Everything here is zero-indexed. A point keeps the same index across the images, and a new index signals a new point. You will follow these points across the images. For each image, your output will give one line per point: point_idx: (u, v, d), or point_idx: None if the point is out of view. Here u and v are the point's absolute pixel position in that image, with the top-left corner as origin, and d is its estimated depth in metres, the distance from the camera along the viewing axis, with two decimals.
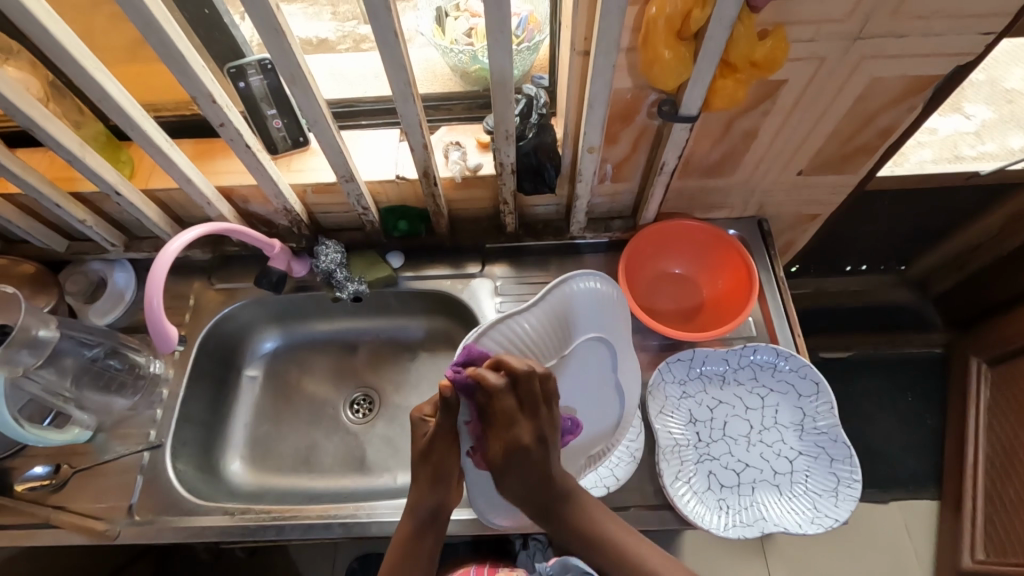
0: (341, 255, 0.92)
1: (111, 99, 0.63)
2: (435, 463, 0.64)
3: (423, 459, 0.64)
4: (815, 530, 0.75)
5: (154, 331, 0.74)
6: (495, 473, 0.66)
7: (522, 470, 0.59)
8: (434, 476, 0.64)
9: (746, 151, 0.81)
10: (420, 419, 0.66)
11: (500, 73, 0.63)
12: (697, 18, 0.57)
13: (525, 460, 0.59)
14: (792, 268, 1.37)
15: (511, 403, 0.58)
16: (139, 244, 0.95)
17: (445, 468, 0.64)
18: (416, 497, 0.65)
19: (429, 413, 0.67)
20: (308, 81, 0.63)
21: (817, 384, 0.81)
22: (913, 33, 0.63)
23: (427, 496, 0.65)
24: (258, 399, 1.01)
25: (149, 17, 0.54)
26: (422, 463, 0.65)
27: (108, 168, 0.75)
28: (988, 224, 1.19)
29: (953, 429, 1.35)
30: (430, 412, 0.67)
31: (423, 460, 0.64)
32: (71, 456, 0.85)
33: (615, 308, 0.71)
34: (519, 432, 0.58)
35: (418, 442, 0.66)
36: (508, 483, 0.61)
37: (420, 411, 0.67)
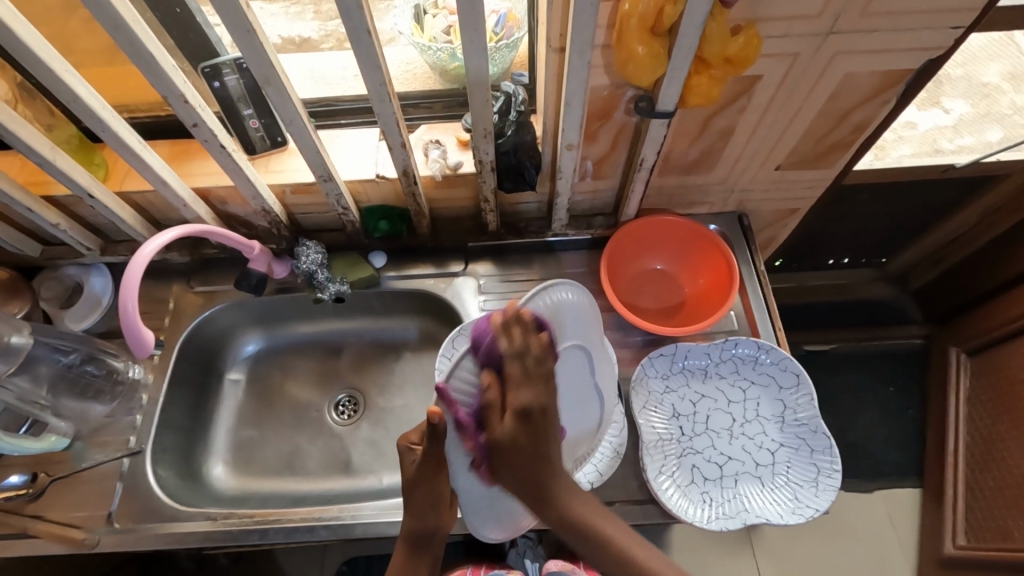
0: (322, 255, 0.91)
1: (81, 100, 0.62)
2: (429, 490, 0.63)
3: (417, 485, 0.63)
4: (796, 521, 0.76)
5: (129, 337, 0.73)
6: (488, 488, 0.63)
7: (541, 428, 0.58)
8: (426, 504, 0.64)
9: (724, 148, 0.82)
10: (408, 448, 0.64)
11: (476, 73, 0.63)
12: (670, 14, 0.57)
13: (535, 432, 0.57)
14: (776, 263, 1.39)
15: (520, 368, 0.56)
16: (116, 248, 0.94)
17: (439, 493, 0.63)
18: (411, 525, 0.65)
19: (416, 441, 0.65)
20: (281, 80, 0.62)
21: (798, 376, 0.82)
22: (882, 29, 0.64)
23: (419, 520, 0.65)
24: (240, 403, 1.00)
25: (115, 17, 0.52)
26: (411, 491, 0.64)
27: (80, 171, 0.73)
28: (964, 217, 1.22)
29: (933, 418, 1.37)
30: (417, 440, 0.65)
31: (413, 487, 0.63)
32: (48, 465, 0.83)
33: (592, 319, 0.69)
34: (524, 396, 0.56)
35: (407, 471, 0.64)
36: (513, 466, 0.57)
37: (407, 439, 0.65)
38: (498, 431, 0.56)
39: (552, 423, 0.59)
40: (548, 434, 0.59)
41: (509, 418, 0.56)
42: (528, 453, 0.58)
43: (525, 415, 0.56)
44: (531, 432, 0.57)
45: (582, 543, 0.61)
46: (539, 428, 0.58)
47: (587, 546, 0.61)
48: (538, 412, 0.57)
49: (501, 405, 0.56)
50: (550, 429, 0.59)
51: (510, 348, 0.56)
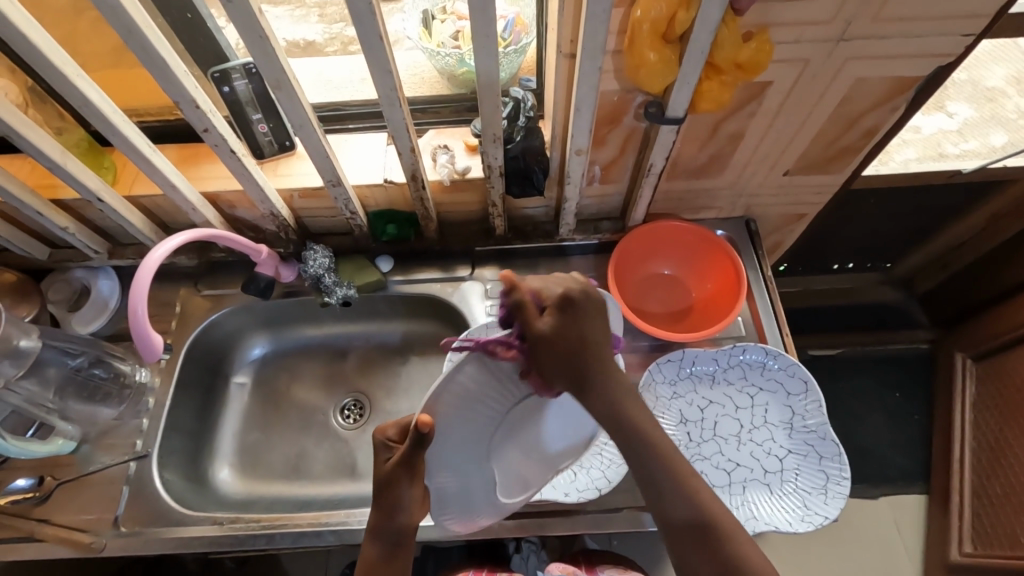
0: (329, 259, 0.91)
1: (92, 104, 0.62)
2: (397, 492, 0.61)
3: (390, 486, 0.61)
4: (805, 528, 0.76)
5: (138, 340, 0.73)
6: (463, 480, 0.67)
7: (584, 314, 0.60)
8: (394, 505, 0.62)
9: (732, 153, 0.82)
10: (384, 444, 0.63)
11: (486, 79, 0.63)
12: (681, 21, 0.57)
13: (576, 328, 0.59)
14: (781, 267, 1.39)
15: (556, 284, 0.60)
16: (124, 251, 0.94)
17: (407, 498, 0.62)
18: (378, 522, 0.64)
19: (394, 436, 0.64)
20: (293, 85, 0.62)
21: (806, 382, 0.82)
22: (892, 35, 0.64)
23: (386, 521, 0.63)
24: (246, 406, 0.99)
25: (129, 22, 0.53)
26: (380, 491, 0.62)
27: (89, 174, 0.73)
28: (970, 222, 1.22)
29: (939, 424, 1.36)
30: (395, 437, 0.64)
31: (382, 487, 0.62)
32: (54, 468, 0.83)
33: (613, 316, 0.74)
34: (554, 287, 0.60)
35: (380, 467, 0.63)
36: (559, 360, 0.58)
37: (384, 435, 0.64)
38: (536, 323, 0.58)
39: (592, 325, 0.60)
40: (591, 323, 0.60)
41: (547, 314, 0.58)
42: (576, 338, 0.59)
43: (563, 301, 0.59)
44: (571, 326, 0.59)
45: (683, 531, 0.61)
46: (579, 328, 0.59)
47: (689, 534, 0.61)
48: (578, 299, 0.59)
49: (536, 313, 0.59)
50: (594, 319, 0.60)
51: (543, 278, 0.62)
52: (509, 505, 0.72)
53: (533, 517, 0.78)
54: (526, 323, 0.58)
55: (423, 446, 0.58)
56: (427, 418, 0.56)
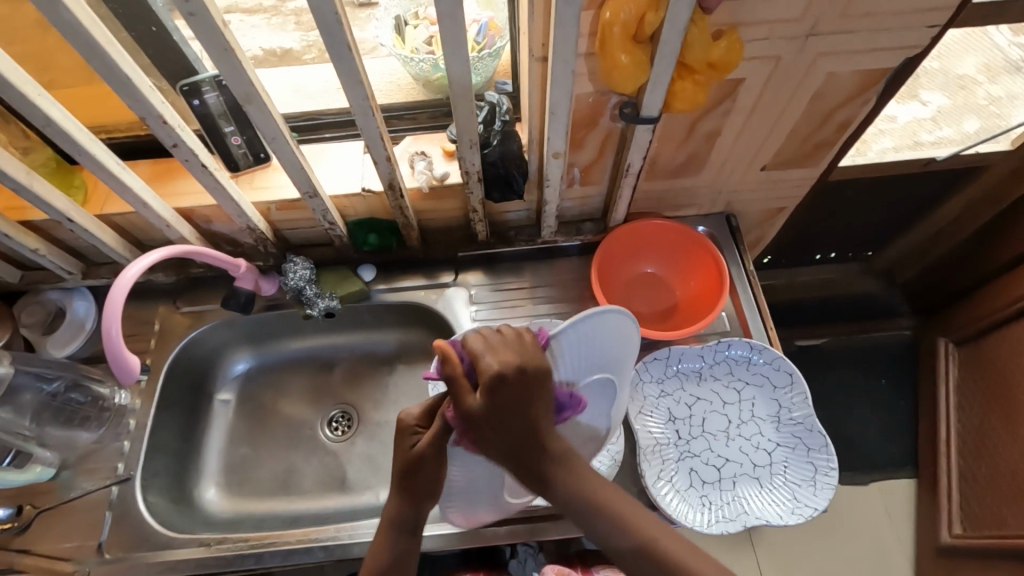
0: (309, 271, 0.90)
1: (55, 123, 0.60)
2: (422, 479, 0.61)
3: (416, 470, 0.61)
4: (796, 521, 0.77)
5: (114, 363, 0.72)
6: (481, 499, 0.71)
7: (520, 392, 0.56)
8: (418, 492, 0.63)
9: (710, 150, 0.82)
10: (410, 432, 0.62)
11: (459, 83, 0.63)
12: (651, 22, 0.57)
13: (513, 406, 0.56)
14: (765, 260, 1.40)
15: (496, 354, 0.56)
16: (98, 270, 0.92)
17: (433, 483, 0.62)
18: (395, 511, 0.64)
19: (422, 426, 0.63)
20: (262, 98, 0.61)
21: (791, 375, 0.82)
22: (860, 29, 0.64)
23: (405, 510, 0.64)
24: (231, 424, 0.98)
25: (88, 40, 0.51)
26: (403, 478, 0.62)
27: (58, 195, 0.72)
28: (946, 208, 1.24)
29: (925, 409, 1.38)
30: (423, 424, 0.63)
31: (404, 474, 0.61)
32: (33, 497, 0.81)
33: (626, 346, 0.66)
34: (494, 359, 0.55)
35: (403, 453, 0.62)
36: (496, 432, 0.57)
37: (408, 418, 0.62)
38: (465, 400, 0.55)
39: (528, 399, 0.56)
40: (539, 400, 0.57)
41: (480, 394, 0.55)
42: (519, 414, 0.57)
43: (493, 381, 0.54)
44: (503, 405, 0.55)
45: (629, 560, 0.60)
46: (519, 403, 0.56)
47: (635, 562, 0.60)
48: (512, 378, 0.55)
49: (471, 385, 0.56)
50: (541, 394, 0.57)
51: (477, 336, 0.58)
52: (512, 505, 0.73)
53: (524, 523, 0.78)
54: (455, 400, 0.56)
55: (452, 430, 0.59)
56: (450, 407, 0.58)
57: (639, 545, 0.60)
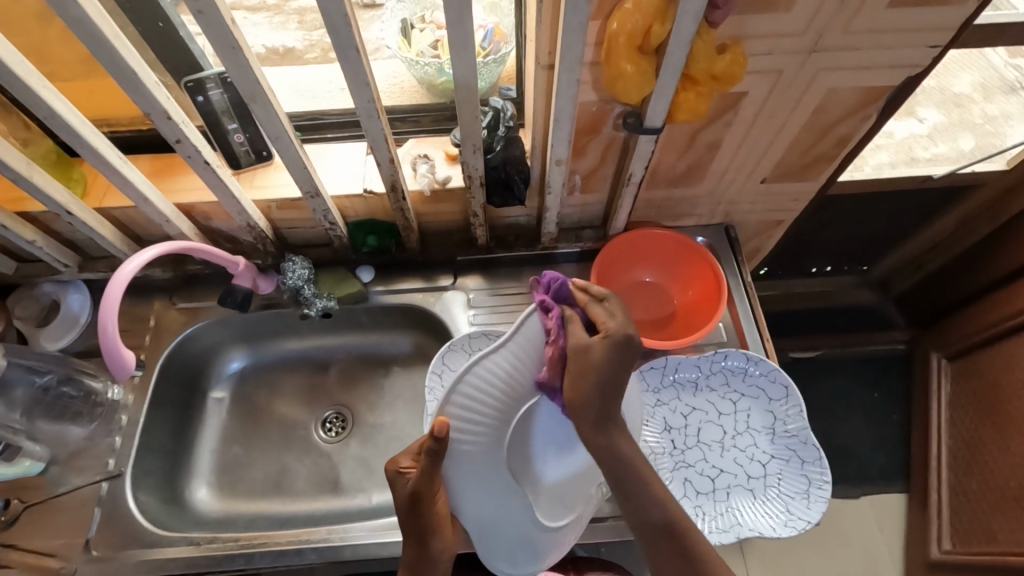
0: (308, 271, 0.90)
1: (58, 116, 0.60)
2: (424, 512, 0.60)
3: (414, 511, 0.60)
4: (789, 533, 0.77)
5: (109, 357, 0.71)
6: (501, 526, 0.68)
7: (625, 358, 0.62)
8: (427, 529, 0.61)
9: (711, 161, 0.83)
10: (398, 473, 0.62)
11: (465, 88, 0.63)
12: (657, 33, 0.57)
13: (622, 358, 0.62)
14: (761, 271, 1.40)
15: (598, 304, 0.65)
16: (95, 264, 0.91)
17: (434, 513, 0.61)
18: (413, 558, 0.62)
19: (407, 464, 0.63)
20: (267, 96, 0.61)
21: (787, 387, 0.83)
22: (862, 46, 0.65)
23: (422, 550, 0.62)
24: (224, 422, 0.97)
25: (95, 32, 0.51)
26: (407, 516, 0.61)
27: (58, 188, 0.71)
28: (940, 225, 1.25)
29: (917, 423, 1.39)
30: (407, 463, 0.63)
31: (408, 514, 0.61)
32: (21, 491, 0.81)
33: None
34: (613, 320, 0.63)
35: (400, 496, 0.62)
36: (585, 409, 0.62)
37: (396, 464, 0.63)
38: (582, 338, 0.62)
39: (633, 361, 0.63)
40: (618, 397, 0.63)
41: (598, 337, 0.62)
42: (609, 393, 0.62)
43: (617, 337, 0.62)
44: (614, 355, 0.62)
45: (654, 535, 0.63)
46: (621, 360, 0.62)
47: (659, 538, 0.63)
48: (626, 337, 0.62)
49: (585, 330, 0.63)
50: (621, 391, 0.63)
51: (576, 287, 0.66)
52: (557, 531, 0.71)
53: None
54: (573, 334, 0.62)
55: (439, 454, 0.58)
56: (443, 421, 0.56)
57: (668, 522, 0.63)
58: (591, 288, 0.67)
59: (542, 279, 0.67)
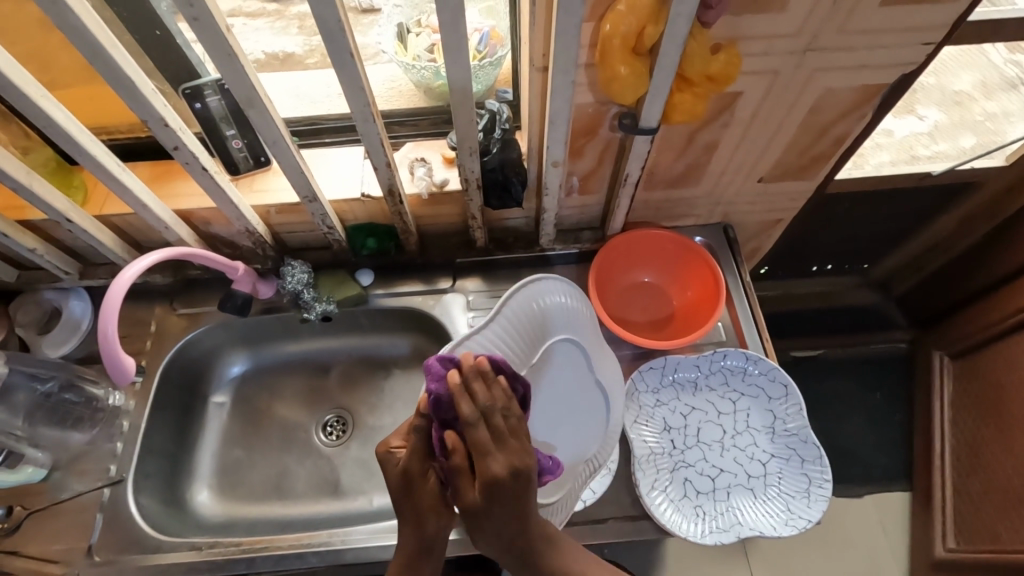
0: (307, 275, 0.90)
1: (57, 124, 0.60)
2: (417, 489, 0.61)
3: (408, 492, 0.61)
4: (789, 532, 0.77)
5: (109, 363, 0.72)
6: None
7: (518, 497, 0.57)
8: (421, 508, 0.61)
9: (707, 161, 0.83)
10: (388, 453, 0.63)
11: (460, 92, 0.63)
12: (651, 34, 0.58)
13: (509, 498, 0.57)
14: (762, 270, 1.40)
15: (486, 431, 0.56)
16: (95, 270, 0.92)
17: (428, 492, 0.61)
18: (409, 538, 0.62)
19: (397, 445, 0.64)
20: (264, 103, 0.61)
21: (786, 386, 0.83)
22: (857, 45, 0.65)
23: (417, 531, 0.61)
24: (226, 426, 0.97)
25: (93, 41, 0.52)
26: (400, 497, 0.61)
27: (57, 195, 0.72)
28: (940, 223, 1.25)
29: (920, 422, 1.39)
30: (398, 444, 0.64)
31: (401, 492, 0.61)
32: (24, 497, 0.81)
33: (584, 318, 0.78)
34: (497, 462, 0.56)
35: (391, 476, 0.62)
36: (486, 524, 0.58)
37: (387, 444, 0.64)
38: (469, 496, 0.56)
39: (528, 485, 0.58)
40: (524, 505, 0.58)
41: (479, 487, 0.56)
42: (503, 509, 0.58)
43: (495, 486, 0.56)
44: (500, 496, 0.56)
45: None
46: (515, 494, 0.57)
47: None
48: (509, 484, 0.56)
49: (471, 477, 0.57)
50: (526, 500, 0.58)
51: (467, 404, 0.56)
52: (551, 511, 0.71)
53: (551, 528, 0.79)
54: (459, 491, 0.57)
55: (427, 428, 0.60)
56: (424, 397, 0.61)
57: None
58: (477, 399, 0.57)
59: (429, 378, 0.58)
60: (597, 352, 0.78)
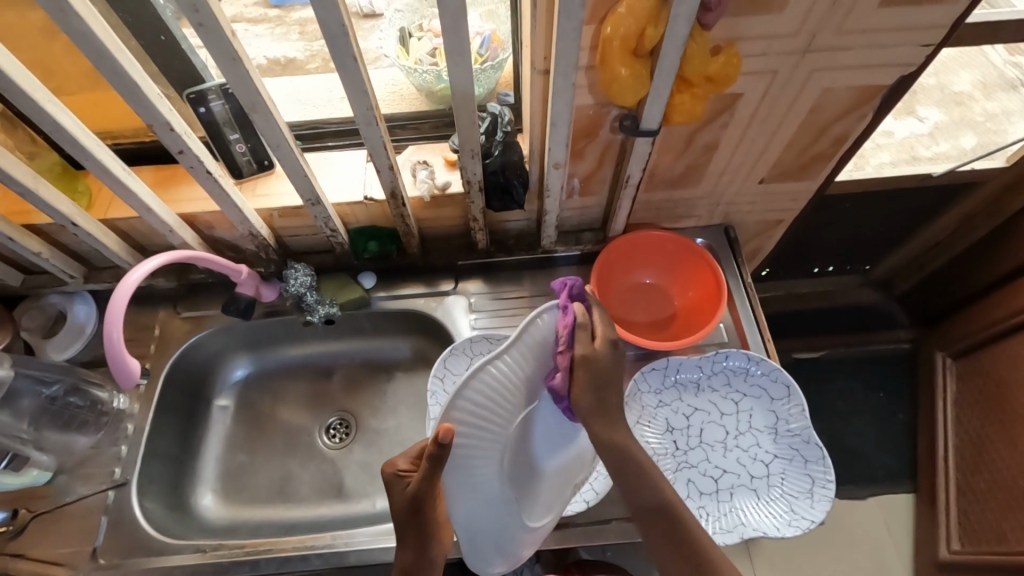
0: (310, 277, 0.90)
1: (63, 129, 0.61)
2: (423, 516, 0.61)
3: (416, 512, 0.61)
4: (793, 533, 0.77)
5: (114, 366, 0.72)
6: (485, 530, 0.66)
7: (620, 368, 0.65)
8: (422, 531, 0.63)
9: (707, 163, 0.83)
10: (396, 476, 0.62)
11: (462, 95, 0.64)
12: (651, 37, 0.58)
13: (620, 364, 0.65)
14: (763, 272, 1.40)
15: (606, 310, 0.67)
16: (100, 275, 0.92)
17: (431, 520, 0.62)
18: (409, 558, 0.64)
19: (404, 467, 0.63)
20: (268, 107, 0.62)
21: (789, 387, 0.83)
22: (855, 46, 0.65)
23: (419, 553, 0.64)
24: (229, 429, 0.98)
25: (100, 47, 0.52)
26: (404, 521, 0.62)
27: (63, 200, 0.72)
28: (942, 223, 1.25)
29: (923, 422, 1.38)
30: (406, 467, 0.63)
31: (405, 517, 0.61)
32: (29, 501, 0.81)
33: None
34: (611, 328, 0.65)
35: (397, 499, 0.62)
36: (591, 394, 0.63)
37: (395, 466, 0.63)
38: (589, 350, 0.63)
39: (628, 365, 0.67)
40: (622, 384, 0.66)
41: (600, 344, 0.64)
42: (614, 382, 0.64)
43: (614, 346, 0.64)
44: (614, 361, 0.64)
45: (649, 516, 0.64)
46: (617, 365, 0.65)
47: (654, 519, 0.65)
48: (623, 349, 0.65)
49: (590, 336, 0.64)
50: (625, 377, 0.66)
51: (594, 288, 0.68)
52: (541, 529, 0.73)
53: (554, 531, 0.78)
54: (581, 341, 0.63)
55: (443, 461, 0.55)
56: (447, 427, 0.53)
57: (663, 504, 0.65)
58: (602, 287, 0.68)
59: (562, 278, 0.67)
60: None
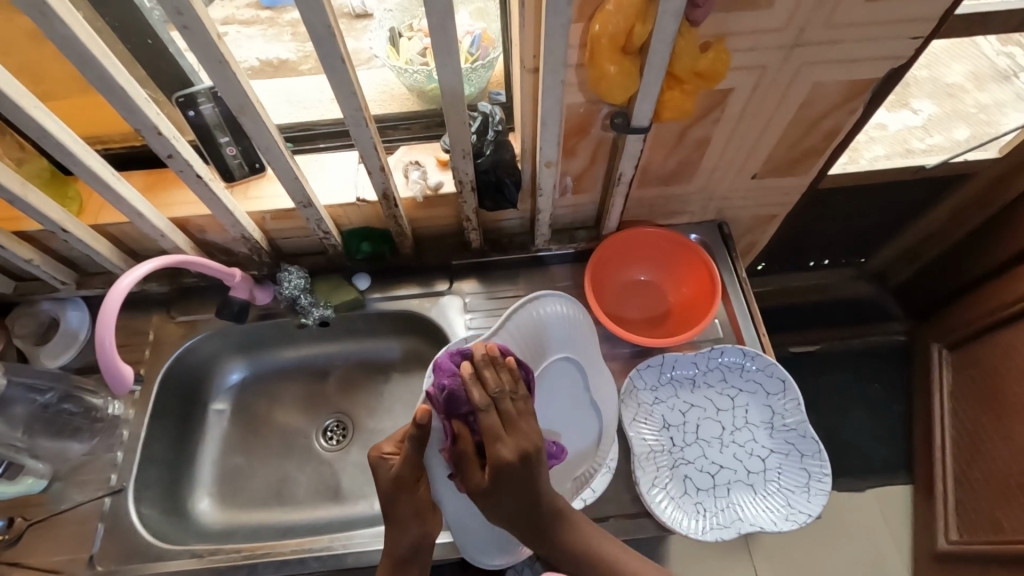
0: (304, 280, 0.90)
1: (50, 135, 0.60)
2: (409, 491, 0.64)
3: (393, 495, 0.64)
4: (790, 527, 0.77)
5: (107, 372, 0.72)
6: (474, 518, 0.71)
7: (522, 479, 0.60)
8: (408, 513, 0.64)
9: (699, 159, 0.83)
10: (381, 457, 0.65)
11: (452, 95, 0.63)
12: (639, 33, 0.58)
13: (517, 479, 0.60)
14: (759, 266, 1.41)
15: (494, 418, 0.60)
16: (93, 280, 0.92)
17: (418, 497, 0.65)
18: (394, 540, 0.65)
19: (389, 451, 0.67)
20: (256, 109, 0.62)
21: (784, 381, 0.83)
22: (844, 40, 0.65)
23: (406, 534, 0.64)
24: (225, 433, 0.97)
25: (84, 52, 0.52)
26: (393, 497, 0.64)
27: (53, 206, 0.72)
28: (936, 215, 1.25)
29: (919, 414, 1.39)
30: (390, 450, 0.66)
31: (391, 497, 0.64)
32: (24, 509, 0.81)
33: (584, 331, 0.77)
34: (502, 448, 0.59)
35: (384, 479, 0.64)
36: (500, 505, 0.62)
37: (380, 450, 0.66)
38: (476, 480, 0.61)
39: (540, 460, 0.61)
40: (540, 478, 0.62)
41: (485, 471, 0.61)
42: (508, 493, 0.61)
43: (499, 470, 0.59)
44: (501, 480, 0.60)
45: (575, 569, 0.67)
46: (518, 480, 0.60)
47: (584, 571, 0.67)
48: (514, 468, 0.59)
49: (476, 463, 0.61)
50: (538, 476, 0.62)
51: (472, 392, 0.61)
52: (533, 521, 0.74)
53: None
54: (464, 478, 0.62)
55: (423, 439, 0.61)
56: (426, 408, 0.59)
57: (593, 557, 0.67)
58: (487, 391, 0.61)
59: (441, 371, 0.64)
60: (593, 371, 0.79)
